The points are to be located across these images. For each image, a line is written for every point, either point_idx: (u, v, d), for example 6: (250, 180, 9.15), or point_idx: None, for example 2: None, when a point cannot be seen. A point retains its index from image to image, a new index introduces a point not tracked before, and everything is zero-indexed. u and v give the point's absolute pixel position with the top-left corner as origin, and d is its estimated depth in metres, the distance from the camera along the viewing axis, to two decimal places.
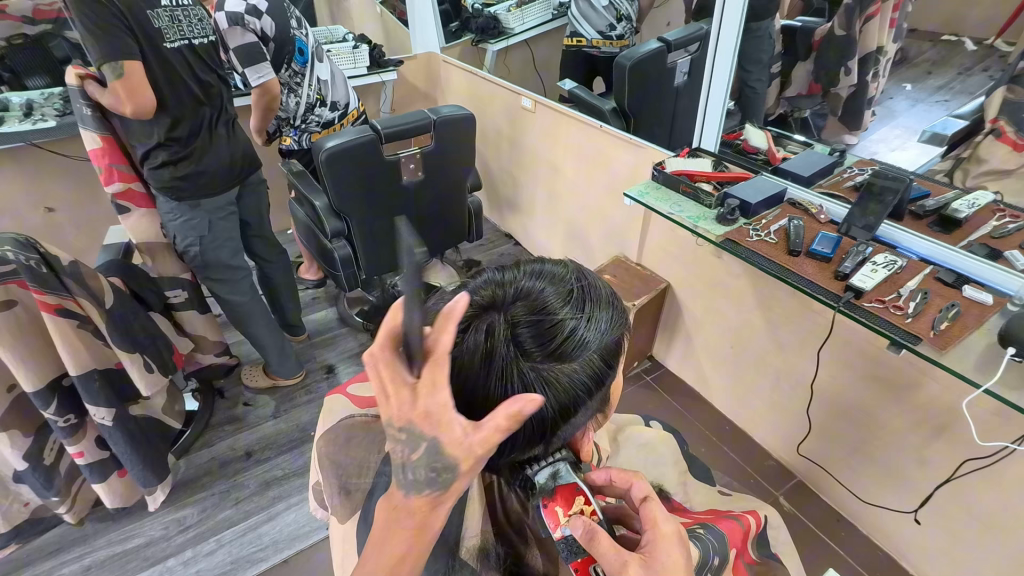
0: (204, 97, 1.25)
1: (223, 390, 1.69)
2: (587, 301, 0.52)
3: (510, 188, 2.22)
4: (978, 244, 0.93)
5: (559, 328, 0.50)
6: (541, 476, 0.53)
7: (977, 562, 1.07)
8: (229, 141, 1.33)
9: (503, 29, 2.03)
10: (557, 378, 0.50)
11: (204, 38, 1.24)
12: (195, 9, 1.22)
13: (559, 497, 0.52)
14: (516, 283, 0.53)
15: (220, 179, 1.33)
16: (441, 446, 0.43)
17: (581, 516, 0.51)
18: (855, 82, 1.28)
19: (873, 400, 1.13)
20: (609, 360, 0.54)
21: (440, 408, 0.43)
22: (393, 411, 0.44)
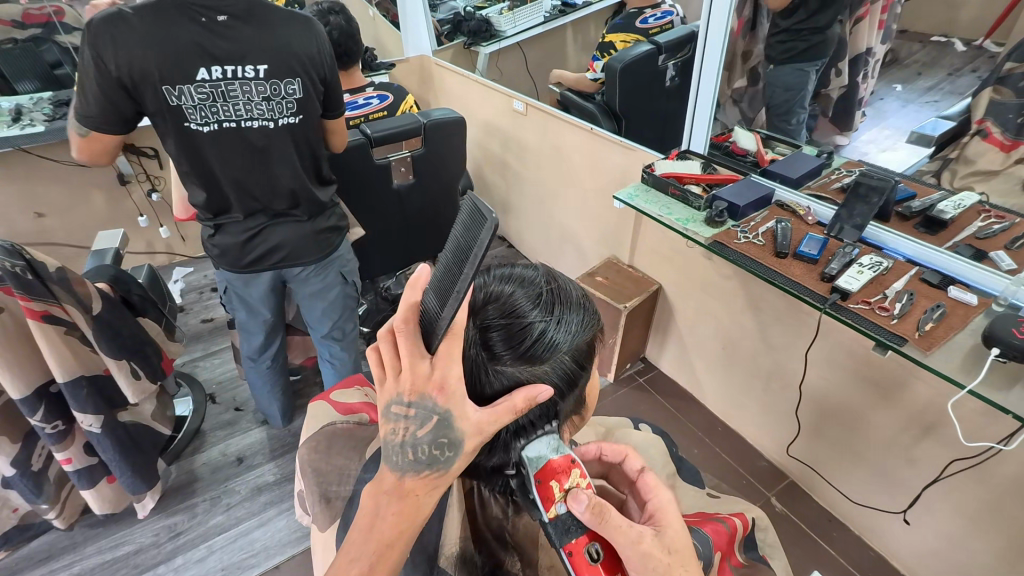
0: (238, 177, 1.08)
1: (215, 395, 1.68)
2: (558, 303, 0.52)
3: (502, 191, 2.22)
4: (964, 245, 0.93)
5: (527, 331, 0.50)
6: (531, 450, 0.50)
7: (966, 561, 1.08)
8: (265, 223, 1.16)
9: (495, 31, 2.06)
10: (528, 380, 0.50)
11: (268, 120, 1.05)
12: (272, 84, 1.02)
13: (556, 469, 0.49)
14: (486, 288, 0.53)
15: (252, 257, 1.19)
16: (453, 419, 0.47)
17: (579, 490, 0.48)
18: (846, 83, 1.34)
19: (863, 400, 1.13)
20: (581, 361, 0.54)
21: (455, 383, 0.46)
22: (404, 384, 0.47)
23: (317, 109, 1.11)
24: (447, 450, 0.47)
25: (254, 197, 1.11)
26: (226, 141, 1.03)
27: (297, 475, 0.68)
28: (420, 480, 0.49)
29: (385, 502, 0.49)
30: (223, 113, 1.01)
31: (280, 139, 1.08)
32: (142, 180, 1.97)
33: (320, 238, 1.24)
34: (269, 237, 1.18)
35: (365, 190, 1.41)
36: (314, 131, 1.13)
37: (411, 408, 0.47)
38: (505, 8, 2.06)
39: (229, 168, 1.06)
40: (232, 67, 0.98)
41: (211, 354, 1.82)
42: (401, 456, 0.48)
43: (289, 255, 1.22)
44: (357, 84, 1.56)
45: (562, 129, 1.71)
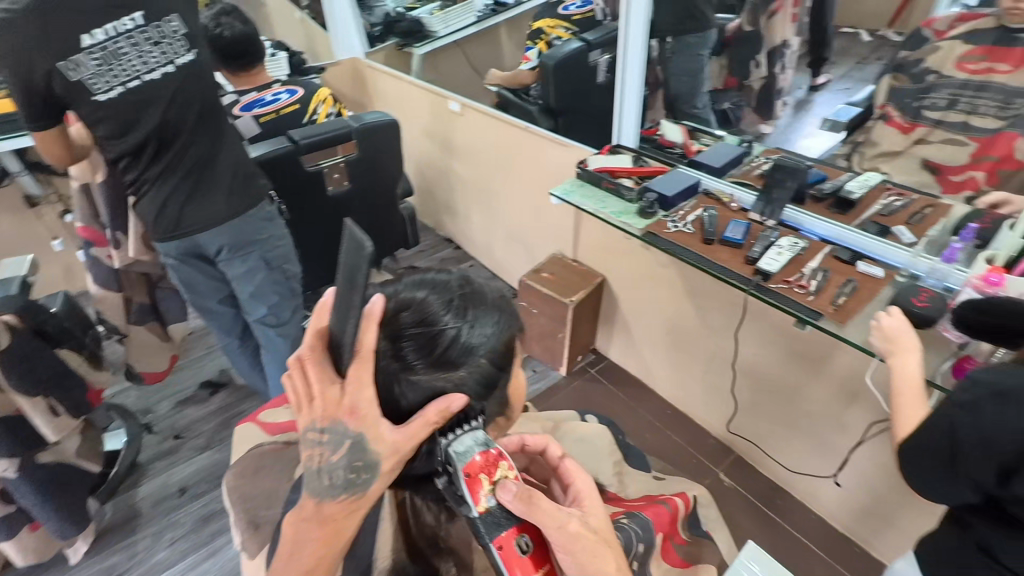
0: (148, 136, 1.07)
1: (150, 425, 1.58)
2: (470, 307, 0.51)
3: (447, 193, 2.21)
4: (870, 222, 1.00)
5: (440, 337, 0.49)
6: (461, 444, 0.49)
7: (892, 515, 1.16)
8: (187, 184, 1.15)
9: (428, 32, 2.02)
10: (443, 387, 0.50)
11: (165, 65, 1.05)
12: (154, 27, 1.03)
13: (483, 464, 0.48)
14: (398, 296, 0.51)
15: (186, 223, 1.17)
16: (365, 442, 0.48)
17: (509, 481, 0.49)
18: (765, 75, 1.36)
19: (793, 373, 1.20)
20: (501, 364, 0.53)
21: (366, 407, 0.48)
22: (318, 410, 0.49)
23: (203, 45, 1.12)
24: (363, 473, 0.49)
25: (167, 154, 1.11)
26: (130, 105, 1.02)
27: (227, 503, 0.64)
28: (340, 504, 0.50)
29: (306, 532, 0.50)
30: (121, 76, 1.00)
31: (182, 84, 1.08)
32: (54, 201, 1.85)
33: (243, 186, 1.21)
34: (194, 199, 1.16)
35: (297, 198, 1.37)
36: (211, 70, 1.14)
37: (324, 433, 0.49)
38: (436, 8, 2.00)
39: (143, 127, 1.05)
40: (110, 24, 0.97)
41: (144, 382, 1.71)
42: (317, 482, 0.50)
43: (207, 216, 1.18)
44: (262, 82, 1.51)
45: (499, 129, 1.72)
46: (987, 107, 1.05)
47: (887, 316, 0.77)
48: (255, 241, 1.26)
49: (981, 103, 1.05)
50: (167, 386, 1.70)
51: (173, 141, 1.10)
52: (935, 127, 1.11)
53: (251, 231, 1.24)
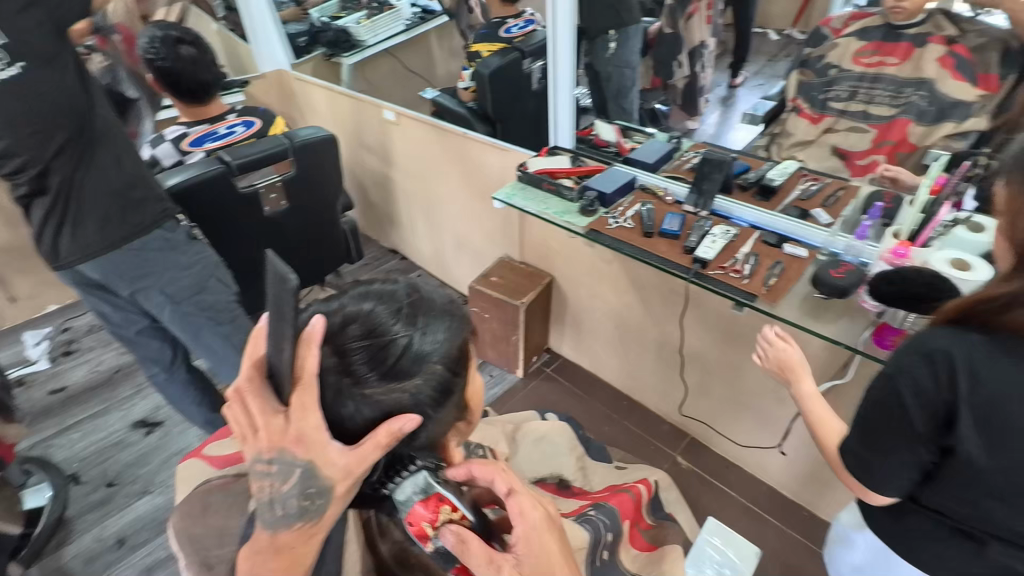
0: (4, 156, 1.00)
1: (78, 475, 1.45)
2: (419, 313, 0.51)
3: (388, 205, 2.16)
4: (791, 207, 1.07)
5: (390, 347, 0.49)
6: (404, 491, 0.49)
7: (833, 478, 1.25)
8: (58, 209, 1.08)
9: (356, 41, 1.97)
10: (397, 398, 0.48)
11: None
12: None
13: (424, 511, 0.49)
14: (344, 308, 0.51)
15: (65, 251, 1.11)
16: (313, 468, 0.47)
17: (451, 525, 0.49)
18: (688, 73, 1.33)
19: (735, 354, 1.27)
20: (456, 368, 0.52)
21: (313, 432, 0.46)
22: (263, 441, 0.46)
23: (44, 53, 0.99)
24: (318, 498, 0.47)
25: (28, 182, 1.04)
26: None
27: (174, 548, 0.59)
28: (294, 533, 0.49)
29: (263, 563, 0.47)
30: None
31: (14, 100, 0.96)
32: None
33: (118, 217, 1.12)
34: (68, 224, 1.09)
35: (223, 220, 1.28)
36: (57, 82, 1.01)
37: (273, 463, 0.47)
38: (362, 16, 1.96)
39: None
40: None
41: (68, 429, 1.57)
42: (268, 514, 0.48)
43: (82, 247, 1.11)
44: (216, 111, 1.43)
45: (437, 136, 1.72)
46: (882, 96, 1.08)
47: (784, 342, 0.82)
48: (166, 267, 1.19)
49: (877, 93, 1.08)
50: (95, 430, 1.56)
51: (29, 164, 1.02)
52: (840, 117, 1.15)
53: (152, 261, 1.17)
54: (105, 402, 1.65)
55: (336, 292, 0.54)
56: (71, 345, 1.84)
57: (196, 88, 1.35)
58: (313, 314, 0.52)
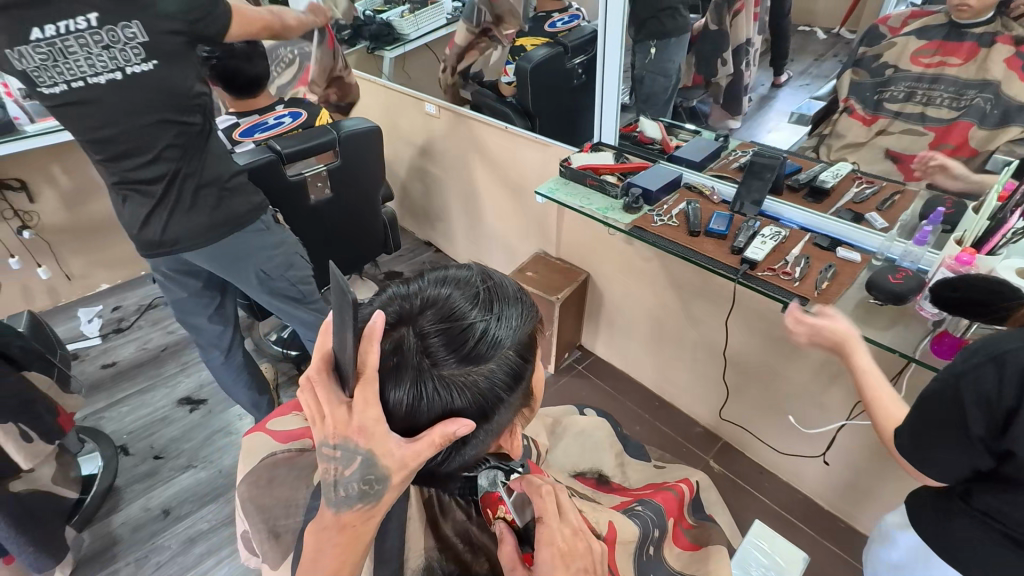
0: (110, 142, 1.01)
1: (127, 447, 1.52)
2: (495, 300, 0.52)
3: (425, 197, 2.19)
4: (844, 210, 1.05)
5: (467, 332, 0.50)
6: (481, 481, 0.60)
7: (875, 491, 1.21)
8: (161, 197, 1.09)
9: (398, 35, 2.00)
10: (472, 381, 0.50)
11: (114, 71, 0.95)
12: (110, 32, 0.92)
13: (489, 503, 0.60)
14: (422, 293, 0.52)
15: (160, 237, 1.12)
16: (373, 457, 0.47)
17: (501, 522, 0.58)
18: (731, 72, 1.43)
19: (778, 360, 1.24)
20: (525, 354, 0.54)
21: (373, 424, 0.47)
22: (329, 428, 0.47)
23: (177, 55, 1.00)
24: (376, 484, 0.48)
25: (143, 170, 1.05)
26: (81, 108, 0.96)
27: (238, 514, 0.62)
28: (353, 513, 0.50)
29: (328, 539, 0.49)
30: (68, 74, 0.93)
31: (135, 91, 0.97)
32: (9, 217, 1.75)
33: (220, 210, 1.15)
34: (171, 217, 1.11)
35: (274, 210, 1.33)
36: (182, 79, 1.02)
37: (337, 449, 0.48)
38: (406, 11, 1.99)
39: (104, 131, 0.99)
40: (63, 22, 0.90)
41: (118, 403, 1.64)
42: (333, 493, 0.49)
43: (185, 233, 1.13)
44: (264, 103, 1.47)
45: (476, 129, 1.73)
46: (942, 98, 1.09)
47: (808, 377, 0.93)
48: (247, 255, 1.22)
49: (936, 95, 1.10)
50: (143, 404, 1.64)
51: (142, 154, 1.04)
52: (895, 119, 1.16)
53: (241, 247, 1.20)
54: (151, 378, 1.72)
55: (410, 277, 0.56)
56: (122, 323, 1.93)
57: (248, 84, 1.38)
58: (390, 298, 0.53)
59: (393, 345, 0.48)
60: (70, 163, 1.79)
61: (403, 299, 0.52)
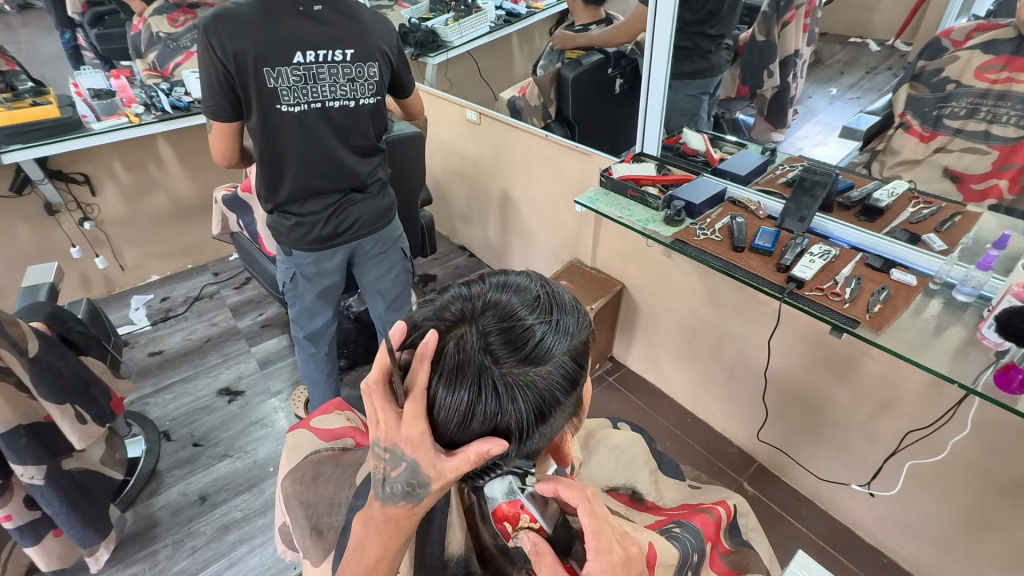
0: (318, 150, 1.13)
1: (169, 433, 1.58)
2: (554, 306, 0.53)
3: (462, 202, 2.22)
4: (900, 230, 1.00)
5: (527, 333, 0.50)
6: (495, 489, 0.54)
7: (925, 528, 1.14)
8: (349, 198, 1.23)
9: (442, 42, 1.98)
10: (530, 383, 0.50)
11: (348, 100, 1.12)
12: (357, 67, 1.11)
13: (509, 512, 0.54)
14: (484, 295, 0.53)
15: (344, 230, 1.25)
16: (418, 466, 0.48)
17: (528, 531, 0.53)
18: (778, 83, 1.38)
19: (823, 383, 1.18)
20: (580, 361, 0.54)
21: (419, 437, 0.48)
22: (382, 431, 0.49)
23: (386, 91, 1.20)
24: (419, 488, 0.49)
25: (338, 175, 1.18)
26: (309, 121, 1.10)
27: (278, 500, 0.65)
28: (399, 509, 0.50)
29: (374, 528, 0.51)
30: (311, 95, 1.08)
31: (360, 116, 1.15)
32: (73, 208, 1.86)
33: (387, 207, 1.32)
34: (348, 214, 1.24)
35: None
36: (386, 110, 1.21)
37: (387, 451, 0.49)
38: (450, 19, 1.98)
39: (321, 140, 1.12)
40: (323, 51, 1.06)
41: (163, 389, 1.71)
42: (381, 487, 0.50)
43: (362, 226, 1.27)
44: None
45: (516, 136, 1.74)
46: (1008, 116, 1.06)
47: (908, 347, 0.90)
48: (392, 238, 1.37)
49: (1002, 112, 1.06)
50: (185, 393, 1.70)
51: (350, 163, 1.19)
52: (955, 136, 1.12)
53: (388, 236, 1.36)
54: (195, 367, 1.79)
55: (470, 280, 0.57)
56: (169, 313, 2.02)
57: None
58: (453, 298, 0.54)
59: (455, 345, 0.49)
60: (130, 158, 1.88)
61: (462, 300, 0.53)
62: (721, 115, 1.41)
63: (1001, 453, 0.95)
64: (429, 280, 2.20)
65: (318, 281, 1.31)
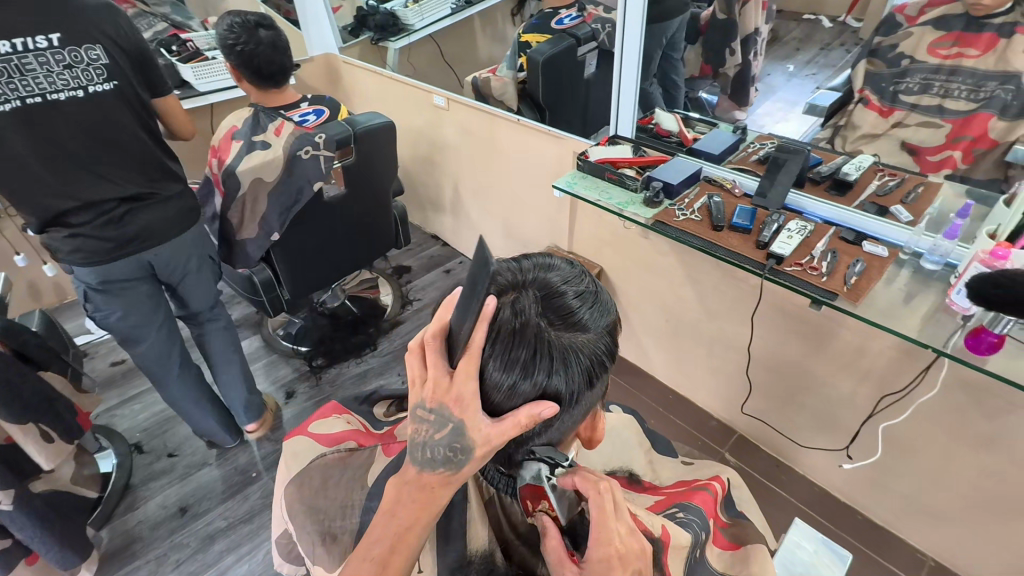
0: (60, 156, 0.99)
1: (141, 444, 1.51)
2: (595, 287, 0.55)
3: (432, 190, 2.18)
4: (869, 203, 1.04)
5: (572, 312, 0.51)
6: (527, 471, 0.56)
7: (896, 484, 1.20)
8: (130, 205, 1.11)
9: (403, 25, 1.92)
10: (580, 352, 0.51)
11: (75, 89, 0.98)
12: (71, 52, 0.97)
13: (532, 493, 0.57)
14: (532, 268, 0.54)
15: (136, 241, 1.14)
16: (463, 429, 0.48)
17: (545, 516, 0.56)
18: (739, 62, 1.40)
19: (800, 353, 1.23)
20: (614, 340, 0.56)
21: (469, 397, 0.47)
22: (428, 391, 0.49)
23: (131, 78, 1.05)
24: (460, 454, 0.49)
25: (109, 181, 1.07)
26: (30, 121, 0.95)
27: (280, 509, 0.63)
28: (437, 475, 0.51)
29: (407, 494, 0.51)
30: (24, 90, 0.93)
31: (97, 110, 1.01)
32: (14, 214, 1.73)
33: (185, 206, 1.22)
34: (137, 219, 1.13)
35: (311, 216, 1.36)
36: (133, 101, 1.07)
37: (431, 413, 0.49)
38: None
39: (60, 143, 0.98)
40: (20, 40, 0.92)
41: (130, 400, 1.63)
42: (422, 453, 0.50)
43: (158, 232, 1.16)
44: (290, 100, 1.39)
45: (485, 122, 1.71)
46: (960, 90, 1.08)
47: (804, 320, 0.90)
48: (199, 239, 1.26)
49: (954, 87, 1.08)
50: (154, 402, 1.63)
51: (113, 166, 1.06)
52: (911, 112, 1.14)
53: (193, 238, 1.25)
54: None
55: (513, 256, 0.57)
56: None
57: (276, 70, 1.31)
58: (501, 268, 0.54)
59: (513, 308, 0.48)
60: None
61: (510, 272, 0.53)
62: (687, 97, 1.42)
63: (967, 410, 1.01)
64: (403, 271, 2.16)
65: (128, 296, 1.18)
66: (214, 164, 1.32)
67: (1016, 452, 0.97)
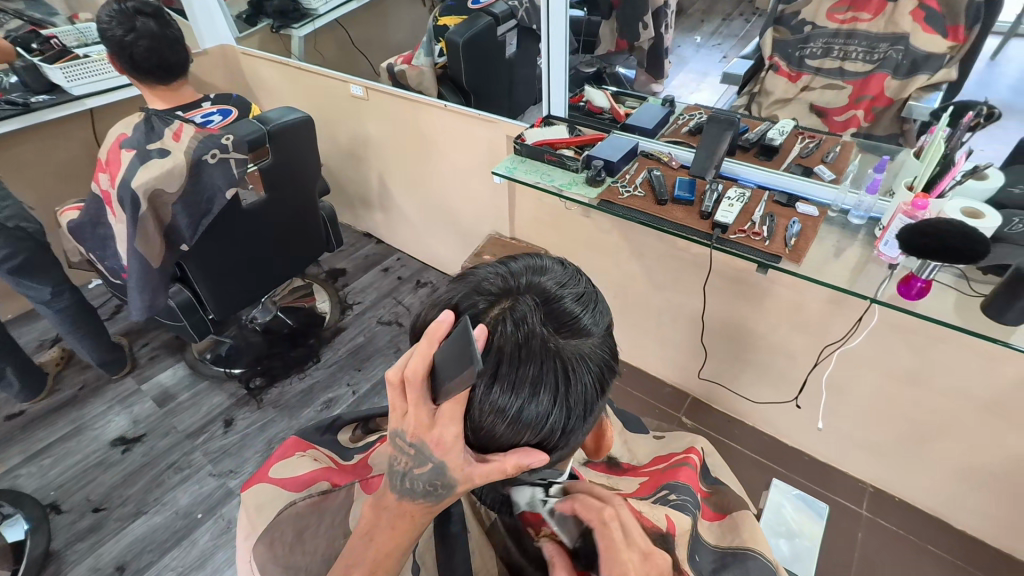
0: None
1: (58, 503, 1.33)
2: (589, 293, 0.53)
3: (359, 185, 2.06)
4: (795, 165, 1.09)
5: (575, 321, 0.49)
6: (523, 497, 0.58)
7: (838, 425, 1.30)
8: None
9: (306, 10, 1.80)
10: (587, 361, 0.48)
11: None
12: None
13: (531, 520, 0.58)
14: (524, 276, 0.51)
15: None
16: (444, 467, 0.47)
17: (546, 542, 0.56)
18: (652, 35, 1.28)
19: (744, 314, 1.28)
20: (613, 344, 0.54)
21: (452, 438, 0.46)
22: (408, 424, 0.47)
23: None
24: (441, 488, 0.48)
25: None
26: None
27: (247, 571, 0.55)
28: (417, 504, 0.50)
29: (386, 518, 0.50)
30: None
31: None
32: None
33: None
34: None
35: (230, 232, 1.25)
36: None
37: (411, 447, 0.47)
38: None
39: None
40: None
41: (36, 456, 1.43)
42: (403, 482, 0.49)
43: None
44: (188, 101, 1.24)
45: (410, 110, 1.63)
46: (857, 52, 1.13)
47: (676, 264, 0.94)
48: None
49: (851, 49, 1.13)
50: (67, 454, 1.44)
51: None
52: (816, 74, 1.18)
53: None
54: (74, 423, 1.51)
55: (500, 262, 0.54)
56: None
57: (156, 66, 1.15)
58: (490, 276, 0.51)
59: (512, 322, 0.45)
60: None
61: (502, 280, 0.50)
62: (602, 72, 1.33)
63: (897, 350, 1.09)
64: (338, 275, 2.05)
65: None
66: (103, 180, 1.17)
67: (940, 382, 1.07)
